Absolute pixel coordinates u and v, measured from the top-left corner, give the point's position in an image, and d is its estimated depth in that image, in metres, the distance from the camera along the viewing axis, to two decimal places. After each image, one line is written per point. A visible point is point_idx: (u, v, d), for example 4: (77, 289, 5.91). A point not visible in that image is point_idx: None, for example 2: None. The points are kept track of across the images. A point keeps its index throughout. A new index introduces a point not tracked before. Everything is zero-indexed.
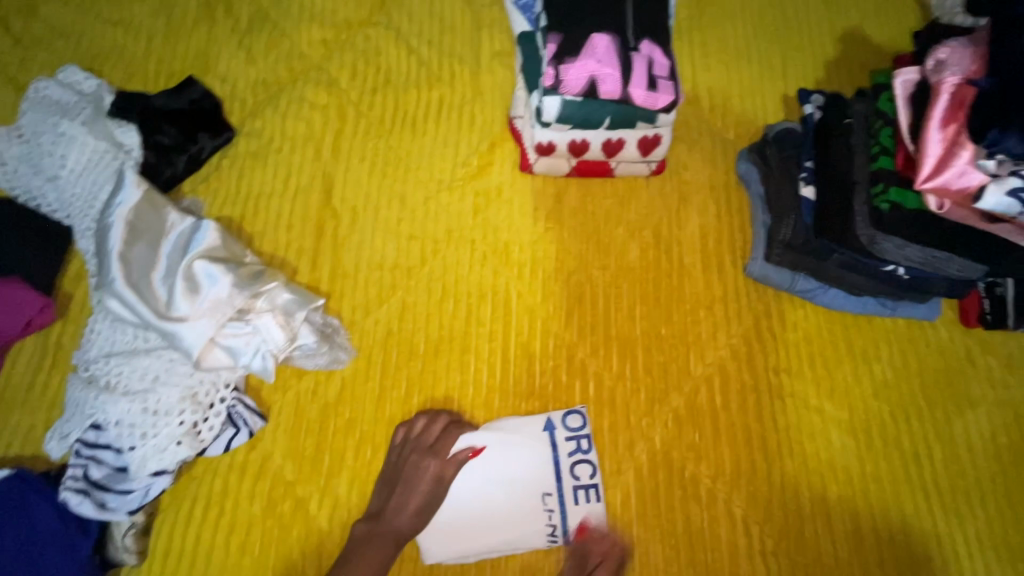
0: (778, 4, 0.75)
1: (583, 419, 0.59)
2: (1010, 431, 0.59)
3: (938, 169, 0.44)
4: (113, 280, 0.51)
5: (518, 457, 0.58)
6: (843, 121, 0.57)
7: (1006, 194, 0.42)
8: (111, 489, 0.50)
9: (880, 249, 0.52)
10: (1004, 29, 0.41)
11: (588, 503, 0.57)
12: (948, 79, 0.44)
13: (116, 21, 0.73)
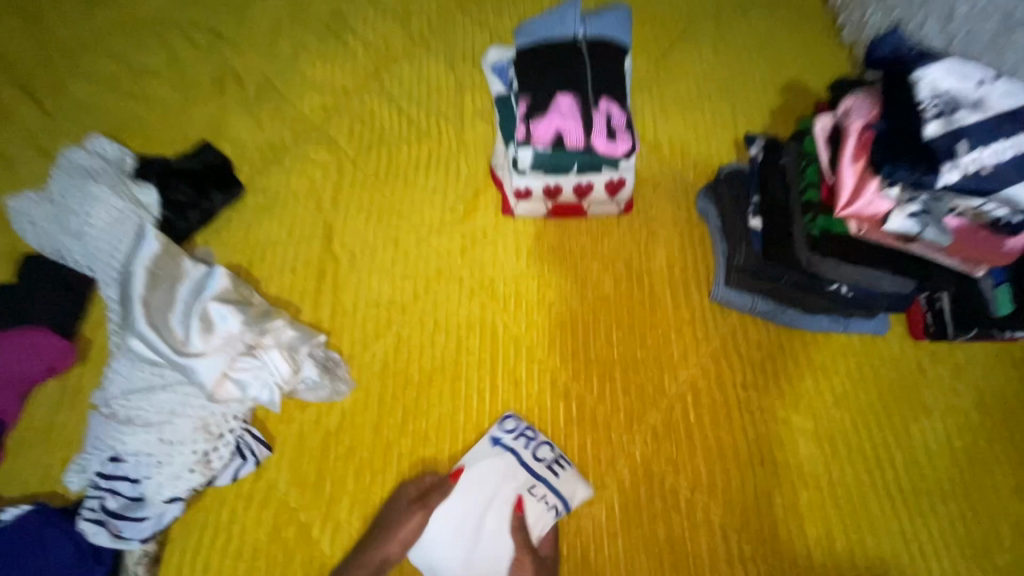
0: (732, 54, 0.82)
1: (516, 420, 0.64)
2: (964, 435, 0.64)
3: (851, 198, 0.49)
4: (135, 321, 0.57)
5: (487, 473, 0.60)
6: (777, 161, 0.63)
7: (906, 218, 0.48)
8: (126, 518, 0.55)
9: (818, 269, 0.57)
10: (897, 82, 0.47)
11: (564, 471, 0.60)
12: (854, 123, 0.49)
13: (137, 95, 0.82)
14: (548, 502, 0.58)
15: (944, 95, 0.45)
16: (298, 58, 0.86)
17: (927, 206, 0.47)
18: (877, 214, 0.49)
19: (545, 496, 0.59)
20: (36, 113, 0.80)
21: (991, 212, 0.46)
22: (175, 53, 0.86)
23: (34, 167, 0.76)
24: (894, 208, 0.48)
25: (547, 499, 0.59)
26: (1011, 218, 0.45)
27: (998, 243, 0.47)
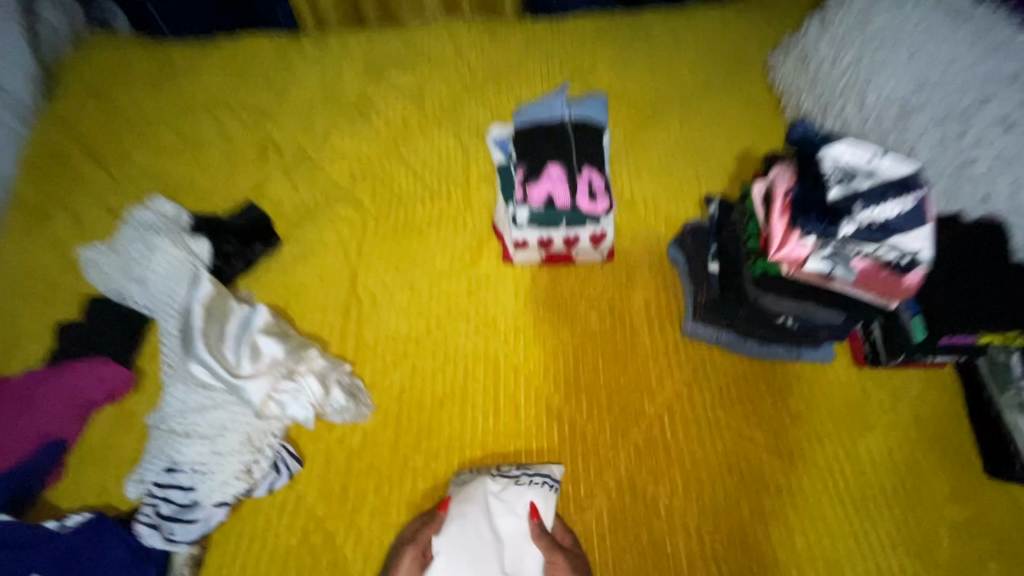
0: (696, 129, 0.98)
1: (468, 466, 0.72)
2: (904, 449, 0.73)
3: (781, 244, 0.60)
4: (196, 349, 0.67)
5: (472, 497, 0.65)
6: (729, 217, 0.77)
7: (820, 262, 0.60)
8: (177, 523, 0.63)
9: (764, 302, 0.69)
10: (808, 159, 0.62)
11: (526, 467, 0.70)
12: (783, 185, 0.62)
13: (191, 162, 0.96)
14: (536, 481, 0.67)
15: (844, 163, 0.60)
16: (329, 132, 1.01)
17: (838, 251, 0.59)
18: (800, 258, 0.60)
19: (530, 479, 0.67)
20: (104, 178, 0.94)
21: (886, 256, 0.58)
22: (225, 127, 1.01)
23: (102, 224, 0.89)
24: (813, 253, 0.60)
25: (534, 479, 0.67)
26: (902, 261, 0.58)
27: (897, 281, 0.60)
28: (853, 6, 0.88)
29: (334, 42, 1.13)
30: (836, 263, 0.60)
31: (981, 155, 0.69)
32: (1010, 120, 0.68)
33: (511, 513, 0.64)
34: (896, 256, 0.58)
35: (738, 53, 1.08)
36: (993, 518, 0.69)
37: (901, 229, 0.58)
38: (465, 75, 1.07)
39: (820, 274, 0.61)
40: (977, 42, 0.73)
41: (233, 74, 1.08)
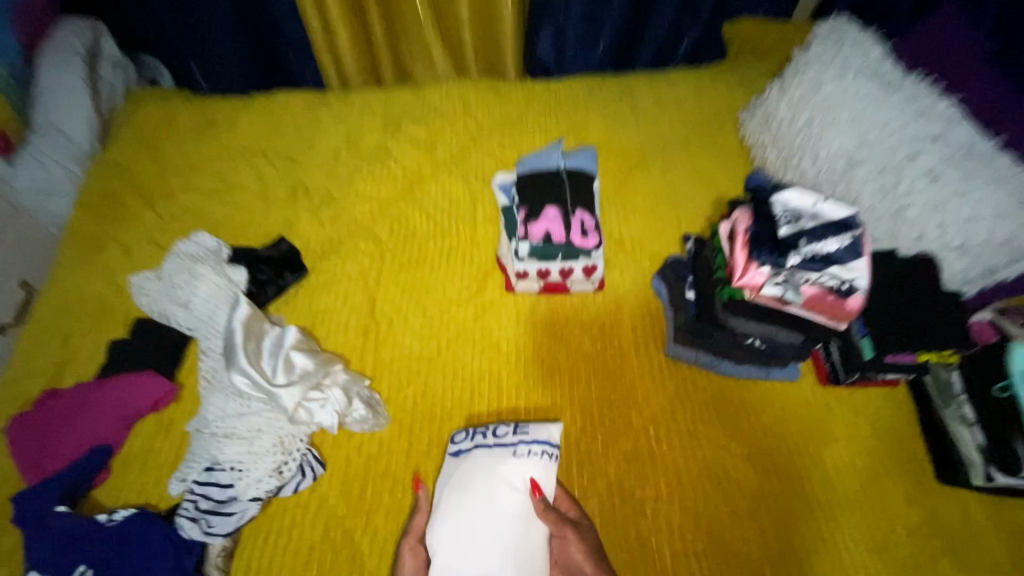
0: (676, 176, 1.11)
1: (464, 432, 0.81)
2: (866, 457, 0.81)
3: (742, 272, 0.72)
4: (237, 362, 0.77)
5: (473, 471, 0.75)
6: (702, 252, 0.89)
7: (774, 287, 0.71)
8: (215, 516, 0.71)
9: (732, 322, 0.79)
10: (761, 205, 0.74)
11: (525, 431, 0.79)
12: (743, 224, 0.74)
13: (229, 202, 1.09)
14: (534, 452, 0.76)
15: (791, 207, 0.74)
16: (352, 176, 1.14)
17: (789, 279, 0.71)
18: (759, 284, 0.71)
19: (529, 449, 0.77)
20: (151, 216, 1.06)
21: (828, 283, 0.70)
22: (260, 171, 1.14)
23: (149, 255, 1.00)
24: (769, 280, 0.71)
25: (532, 449, 0.76)
26: (841, 287, 0.70)
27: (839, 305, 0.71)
28: (810, 68, 1.00)
29: (357, 97, 1.28)
30: (788, 288, 0.71)
31: (915, 202, 0.82)
32: (934, 172, 0.81)
33: (513, 485, 0.74)
34: (838, 282, 0.69)
35: (714, 111, 1.23)
36: (946, 521, 0.76)
37: (840, 261, 0.70)
38: (473, 126, 1.21)
39: (776, 298, 0.72)
40: (908, 106, 0.87)
41: (267, 125, 1.22)
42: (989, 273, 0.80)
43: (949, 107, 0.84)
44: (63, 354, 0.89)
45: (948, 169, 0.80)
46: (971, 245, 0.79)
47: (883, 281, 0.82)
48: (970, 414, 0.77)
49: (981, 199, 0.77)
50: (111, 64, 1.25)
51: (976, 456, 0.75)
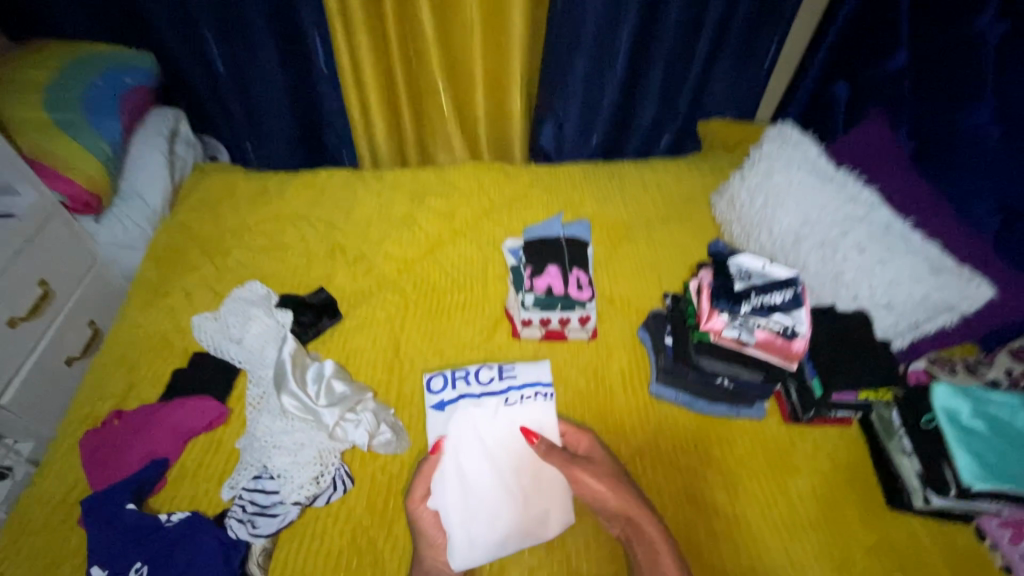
0: (659, 245, 1.30)
1: (438, 378, 0.99)
2: (825, 486, 0.93)
3: (705, 317, 0.90)
4: (288, 388, 0.93)
5: (464, 415, 0.92)
6: (676, 307, 1.07)
7: (730, 330, 0.89)
8: (259, 518, 0.83)
9: (706, 363, 0.93)
10: (721, 265, 0.95)
11: (506, 379, 0.99)
12: (704, 280, 0.94)
13: (276, 257, 1.27)
14: (525, 395, 0.95)
15: (744, 267, 0.95)
16: (382, 237, 1.33)
17: (743, 324, 0.89)
18: (719, 327, 0.89)
19: (519, 393, 0.96)
20: (209, 265, 1.24)
21: (775, 326, 0.87)
22: (302, 231, 1.33)
23: (206, 299, 1.17)
24: (725, 324, 0.89)
25: (522, 394, 0.95)
26: (787, 331, 0.87)
27: (788, 345, 0.87)
28: (762, 162, 1.23)
29: (388, 173, 1.51)
30: (742, 330, 0.89)
31: (848, 268, 1.00)
32: (861, 246, 1.00)
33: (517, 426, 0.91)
34: (782, 324, 0.87)
35: (690, 192, 1.45)
36: (896, 542, 0.86)
37: (784, 310, 0.88)
38: (486, 199, 1.43)
39: (734, 339, 0.90)
40: (840, 194, 1.08)
41: (310, 192, 1.43)
42: (914, 327, 0.97)
43: (871, 196, 1.06)
44: (128, 381, 1.03)
45: (871, 244, 0.99)
46: (895, 304, 0.96)
47: (829, 333, 0.98)
48: (907, 445, 0.90)
49: (898, 267, 0.96)
50: (184, 143, 1.49)
51: (916, 481, 0.87)
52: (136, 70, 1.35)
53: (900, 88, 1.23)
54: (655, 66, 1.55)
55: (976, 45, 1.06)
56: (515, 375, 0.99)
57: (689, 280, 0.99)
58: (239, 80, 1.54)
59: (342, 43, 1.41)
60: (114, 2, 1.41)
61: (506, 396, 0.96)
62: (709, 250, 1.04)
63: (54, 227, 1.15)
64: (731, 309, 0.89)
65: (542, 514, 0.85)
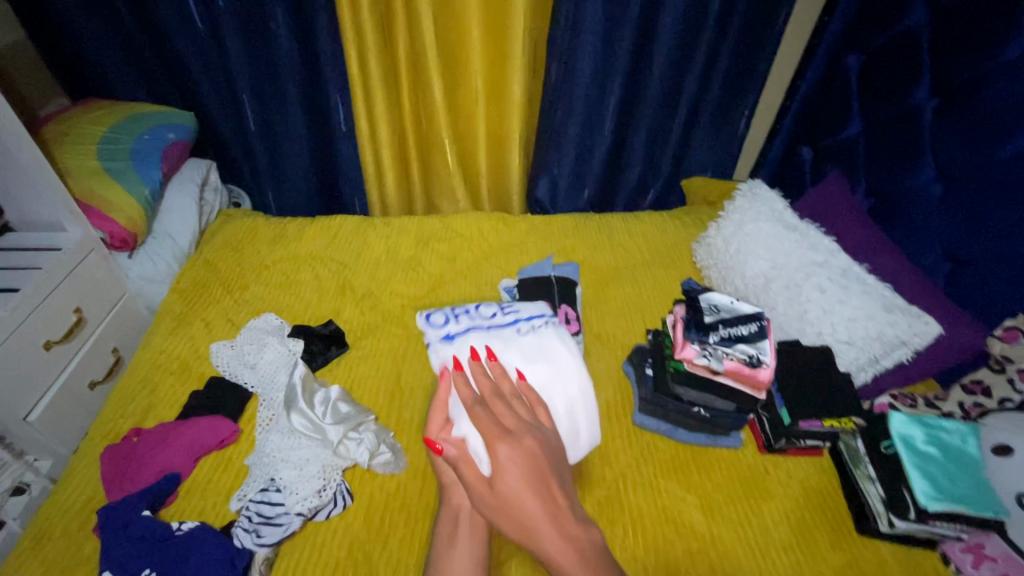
0: (643, 287, 1.41)
1: (440, 315, 0.98)
2: (798, 511, 0.98)
3: (678, 346, 1.03)
4: (298, 408, 1.03)
5: (475, 341, 0.92)
6: (654, 342, 1.16)
7: (700, 356, 1.01)
8: (264, 528, 0.89)
9: (681, 391, 1.05)
10: (692, 305, 1.10)
11: (512, 312, 0.99)
12: (675, 316, 1.09)
13: (290, 293, 1.38)
14: (535, 324, 0.96)
15: (714, 303, 1.10)
16: (388, 276, 1.44)
17: (713, 353, 1.00)
18: (691, 356, 1.01)
19: (529, 323, 0.96)
20: (228, 299, 1.34)
21: (740, 354, 0.99)
22: (316, 270, 1.44)
23: (223, 329, 1.27)
24: (695, 351, 1.01)
25: (533, 324, 0.95)
26: (752, 359, 0.99)
27: (755, 373, 0.98)
28: (735, 214, 1.36)
29: (396, 220, 1.64)
30: (710, 357, 1.01)
31: (812, 307, 1.10)
32: (823, 288, 1.11)
33: (534, 350, 0.90)
34: (748, 353, 0.99)
35: (674, 241, 1.58)
36: (866, 567, 0.91)
37: (748, 340, 1.01)
38: (485, 244, 1.55)
39: (705, 366, 1.01)
40: (804, 243, 1.21)
41: (325, 235, 1.56)
42: (873, 361, 1.06)
43: (830, 242, 1.19)
44: (148, 401, 1.11)
45: (831, 286, 1.10)
46: (855, 340, 1.05)
47: (795, 368, 1.07)
48: (871, 472, 0.97)
49: (856, 306, 1.06)
50: (213, 190, 1.64)
51: (881, 505, 0.93)
52: (180, 126, 1.52)
53: (856, 150, 1.38)
54: (640, 128, 1.72)
55: (915, 115, 1.21)
56: (518, 310, 0.99)
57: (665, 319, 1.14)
58: (267, 135, 1.72)
59: (361, 107, 1.59)
60: (164, 71, 1.61)
61: (516, 326, 0.95)
62: (683, 288, 1.18)
63: (93, 260, 1.26)
64: (699, 337, 1.02)
65: (574, 430, 0.84)
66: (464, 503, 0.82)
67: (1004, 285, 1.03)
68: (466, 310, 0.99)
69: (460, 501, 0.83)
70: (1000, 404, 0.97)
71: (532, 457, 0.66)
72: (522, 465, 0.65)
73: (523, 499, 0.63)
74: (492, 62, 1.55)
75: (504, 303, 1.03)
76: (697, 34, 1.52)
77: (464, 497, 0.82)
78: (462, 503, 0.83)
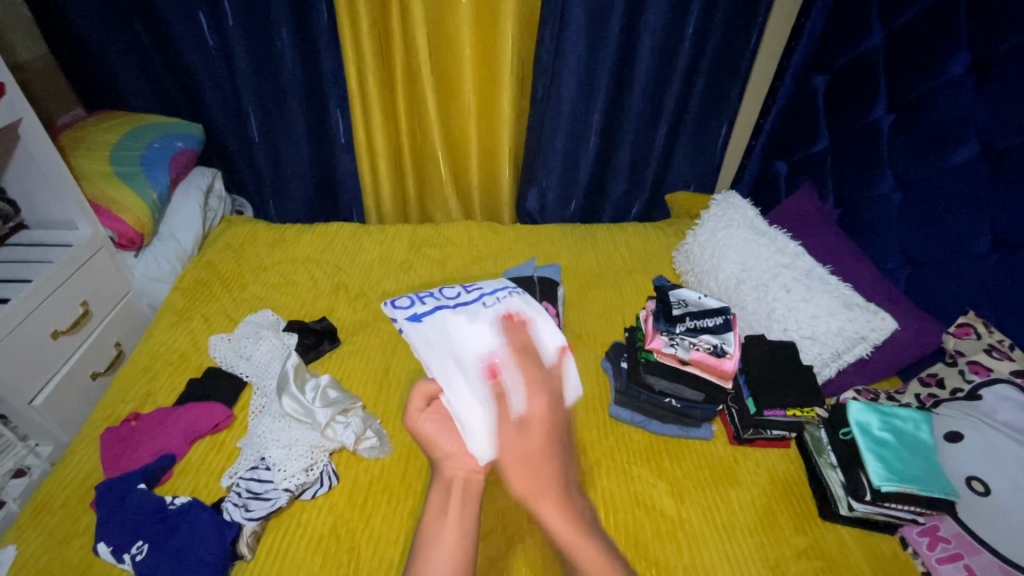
0: (623, 291, 1.48)
1: (402, 300, 0.89)
2: (764, 497, 1.03)
3: (649, 338, 1.13)
4: (290, 395, 1.09)
5: (441, 324, 0.85)
6: (627, 337, 1.22)
7: (669, 345, 1.10)
8: (253, 503, 0.94)
9: (653, 380, 1.11)
10: (663, 300, 1.19)
11: (475, 289, 0.93)
12: (646, 311, 1.18)
13: (287, 292, 1.44)
14: (500, 298, 0.90)
15: (683, 298, 1.20)
16: (381, 277, 1.50)
17: (679, 342, 1.10)
18: (660, 346, 1.10)
19: (493, 296, 0.90)
20: (227, 297, 1.41)
21: (705, 343, 1.09)
22: (313, 271, 1.51)
23: (221, 324, 1.33)
24: (663, 340, 1.11)
25: (497, 296, 0.90)
26: (716, 348, 1.08)
27: (720, 363, 1.07)
28: (709, 221, 1.44)
29: (391, 227, 1.72)
30: (677, 346, 1.10)
31: (778, 305, 1.17)
32: (788, 287, 1.18)
33: (506, 319, 0.86)
34: (712, 343, 1.08)
35: (655, 250, 1.65)
36: (827, 549, 0.95)
37: (714, 332, 1.10)
38: (475, 250, 1.63)
39: (674, 356, 1.10)
40: (772, 246, 1.28)
41: (321, 240, 1.62)
42: (837, 356, 1.12)
43: (797, 246, 1.26)
44: (147, 389, 1.17)
45: (796, 285, 1.17)
46: (818, 336, 1.12)
47: (764, 361, 1.12)
48: (833, 460, 1.02)
49: (818, 303, 1.13)
50: (218, 197, 1.73)
51: (841, 491, 0.98)
52: (188, 136, 1.62)
53: (823, 165, 1.47)
54: (623, 145, 1.81)
55: (874, 129, 1.30)
56: (481, 287, 0.93)
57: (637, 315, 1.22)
58: (270, 146, 1.81)
59: (359, 120, 1.69)
60: (177, 86, 1.72)
61: (481, 300, 0.89)
62: (655, 286, 1.26)
63: (101, 257, 1.34)
64: (668, 328, 1.12)
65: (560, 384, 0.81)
66: (459, 472, 0.81)
67: (957, 284, 1.09)
68: (431, 292, 0.92)
69: (455, 470, 0.81)
70: (951, 393, 1.01)
71: (558, 421, 0.77)
72: (551, 421, 0.76)
73: (543, 455, 0.75)
74: (483, 79, 1.66)
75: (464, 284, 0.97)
76: (675, 55, 1.62)
77: (459, 465, 0.81)
78: (458, 473, 0.81)
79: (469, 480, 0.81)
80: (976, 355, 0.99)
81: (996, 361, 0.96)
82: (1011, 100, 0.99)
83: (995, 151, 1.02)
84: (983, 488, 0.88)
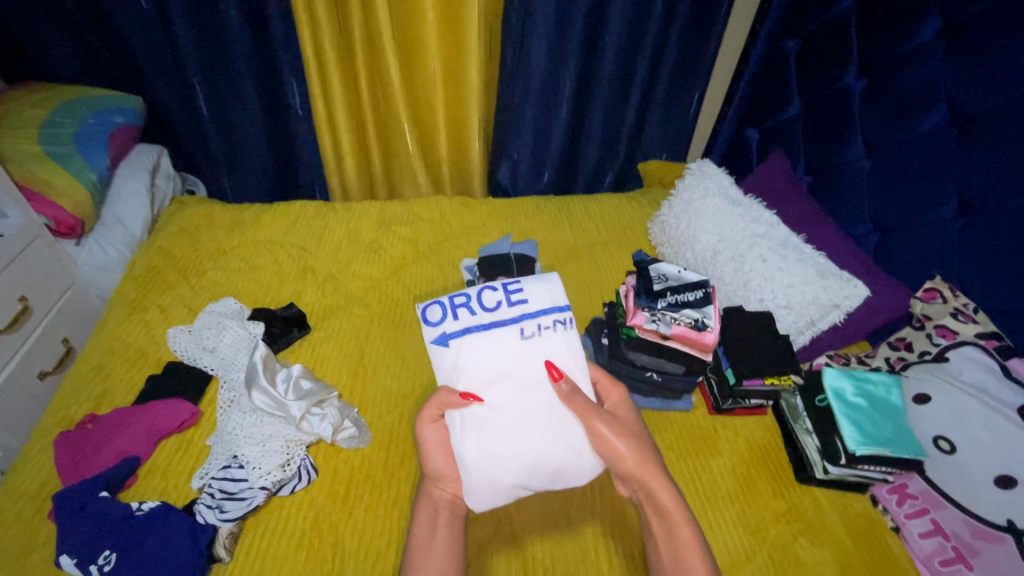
0: (600, 264, 1.46)
1: (435, 311, 0.82)
2: (743, 464, 1.05)
3: (632, 314, 1.10)
4: (262, 387, 1.04)
5: (473, 353, 0.79)
6: (608, 311, 1.21)
7: (649, 322, 1.09)
8: (228, 503, 0.91)
9: (634, 356, 1.11)
10: (643, 274, 1.17)
11: (518, 299, 0.83)
12: (626, 287, 1.16)
13: (250, 277, 1.36)
14: (542, 325, 0.81)
15: (663, 272, 1.18)
16: (350, 259, 1.43)
17: (661, 318, 1.09)
18: (642, 322, 1.09)
19: (535, 324, 0.81)
20: (184, 284, 1.32)
21: (686, 318, 1.08)
22: (276, 254, 1.43)
23: (179, 315, 1.25)
24: (643, 316, 1.10)
25: (540, 325, 0.81)
26: (698, 323, 1.08)
27: (701, 337, 1.07)
28: (684, 191, 1.42)
29: (357, 205, 1.64)
30: (658, 321, 1.09)
31: (755, 275, 1.18)
32: (764, 257, 1.18)
33: (544, 358, 0.79)
34: (693, 318, 1.07)
35: (631, 221, 1.63)
36: (803, 511, 0.98)
37: (695, 306, 1.09)
38: (446, 226, 1.57)
39: (655, 331, 1.09)
40: (747, 217, 1.28)
41: (283, 220, 1.53)
42: (810, 325, 1.14)
43: (772, 215, 1.26)
44: (103, 388, 1.09)
45: (771, 255, 1.18)
46: (793, 305, 1.13)
47: (742, 333, 1.13)
48: (808, 426, 1.05)
49: (793, 273, 1.14)
50: (165, 176, 1.61)
51: (816, 454, 1.01)
52: (127, 110, 1.48)
53: (795, 132, 1.46)
54: (595, 113, 1.76)
55: (846, 94, 1.29)
56: (526, 300, 0.82)
57: (618, 289, 1.20)
58: (221, 120, 1.68)
59: (317, 90, 1.58)
60: (110, 54, 1.56)
61: (520, 326, 0.80)
62: (634, 258, 1.24)
63: (38, 247, 1.23)
64: (647, 304, 1.10)
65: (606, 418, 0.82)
66: (447, 494, 0.82)
67: (926, 249, 1.11)
68: (466, 300, 0.82)
69: (443, 491, 0.82)
70: (919, 356, 1.04)
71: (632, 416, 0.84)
72: (627, 414, 0.84)
73: (641, 435, 0.80)
74: (447, 47, 1.57)
75: (507, 281, 0.86)
76: (647, 20, 1.57)
77: (449, 488, 0.81)
78: (445, 494, 0.82)
79: (455, 503, 0.81)
80: (943, 319, 1.02)
81: (961, 324, 1.00)
82: (981, 65, 0.99)
83: (964, 117, 1.03)
84: (948, 446, 0.92)
